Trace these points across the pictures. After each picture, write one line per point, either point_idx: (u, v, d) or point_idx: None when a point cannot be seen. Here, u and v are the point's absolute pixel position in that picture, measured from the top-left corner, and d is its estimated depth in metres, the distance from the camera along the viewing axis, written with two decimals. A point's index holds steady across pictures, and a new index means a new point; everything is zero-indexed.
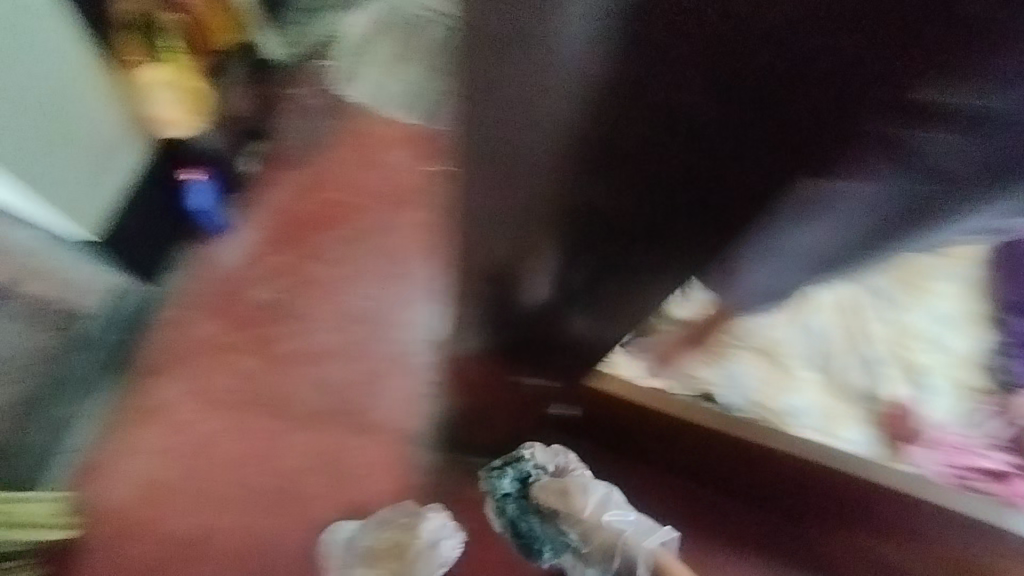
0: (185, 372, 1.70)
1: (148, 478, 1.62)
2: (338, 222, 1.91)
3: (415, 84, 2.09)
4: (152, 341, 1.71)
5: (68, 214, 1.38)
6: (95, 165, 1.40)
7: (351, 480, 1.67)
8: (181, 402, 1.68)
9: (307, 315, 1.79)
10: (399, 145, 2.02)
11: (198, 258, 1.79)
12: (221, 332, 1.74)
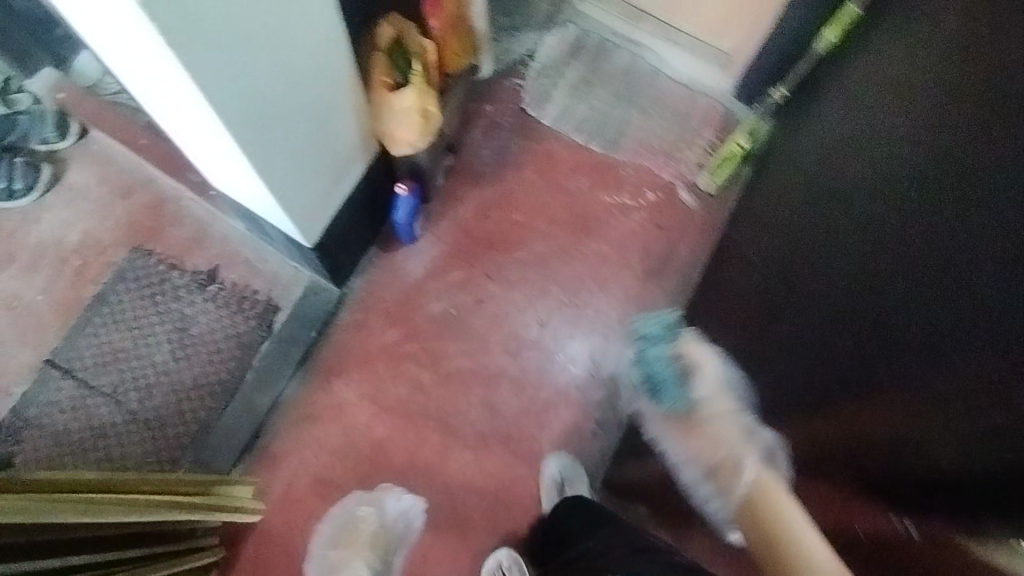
0: (361, 375, 1.76)
1: (321, 472, 1.69)
2: (516, 242, 1.91)
3: (599, 111, 2.08)
4: (334, 340, 1.78)
5: (298, 216, 1.44)
6: (328, 171, 1.44)
7: (509, 504, 1.67)
8: (356, 404, 1.73)
9: (482, 332, 1.81)
10: (579, 171, 2.00)
11: (383, 265, 1.84)
12: (397, 339, 1.78)
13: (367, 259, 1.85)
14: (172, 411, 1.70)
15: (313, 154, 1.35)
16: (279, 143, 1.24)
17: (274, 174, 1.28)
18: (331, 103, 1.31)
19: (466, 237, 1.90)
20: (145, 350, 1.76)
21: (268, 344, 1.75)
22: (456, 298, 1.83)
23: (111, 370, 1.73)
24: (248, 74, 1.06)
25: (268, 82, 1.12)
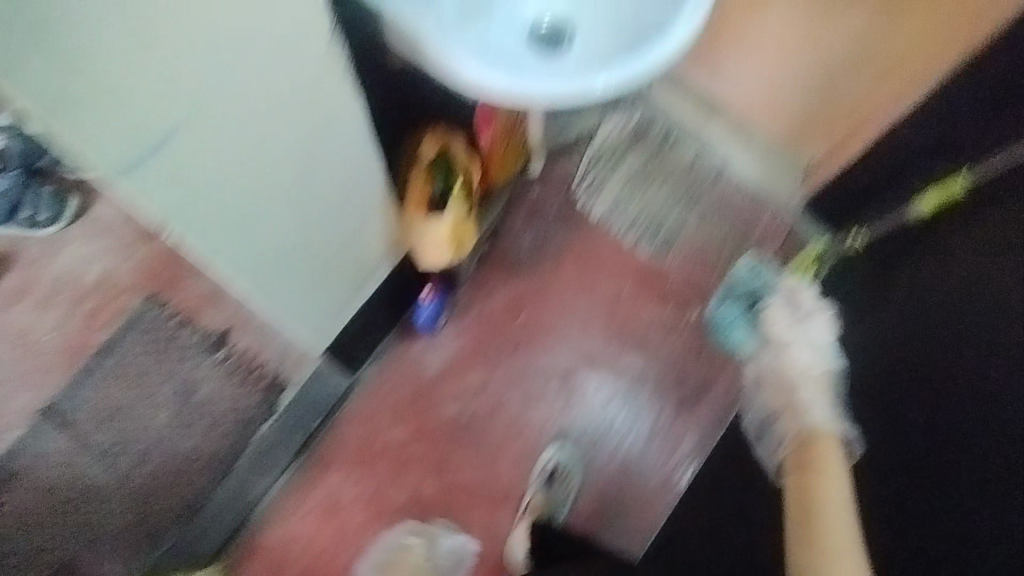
0: (360, 475, 1.66)
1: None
2: (543, 351, 1.78)
3: (655, 211, 1.90)
4: (339, 432, 1.69)
5: (308, 331, 1.34)
6: (348, 284, 1.35)
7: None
8: (350, 506, 1.65)
9: (492, 446, 1.71)
10: (621, 277, 1.86)
11: (399, 356, 1.74)
12: (403, 441, 1.69)
13: (384, 346, 1.73)
14: (164, 483, 1.64)
15: (327, 276, 1.25)
16: (287, 288, 1.18)
17: (282, 300, 1.19)
18: (349, 231, 1.20)
19: (491, 337, 1.78)
20: (144, 412, 1.68)
21: (267, 427, 1.65)
22: (470, 404, 1.73)
23: (109, 428, 1.67)
24: (252, 226, 0.98)
25: (276, 230, 1.04)
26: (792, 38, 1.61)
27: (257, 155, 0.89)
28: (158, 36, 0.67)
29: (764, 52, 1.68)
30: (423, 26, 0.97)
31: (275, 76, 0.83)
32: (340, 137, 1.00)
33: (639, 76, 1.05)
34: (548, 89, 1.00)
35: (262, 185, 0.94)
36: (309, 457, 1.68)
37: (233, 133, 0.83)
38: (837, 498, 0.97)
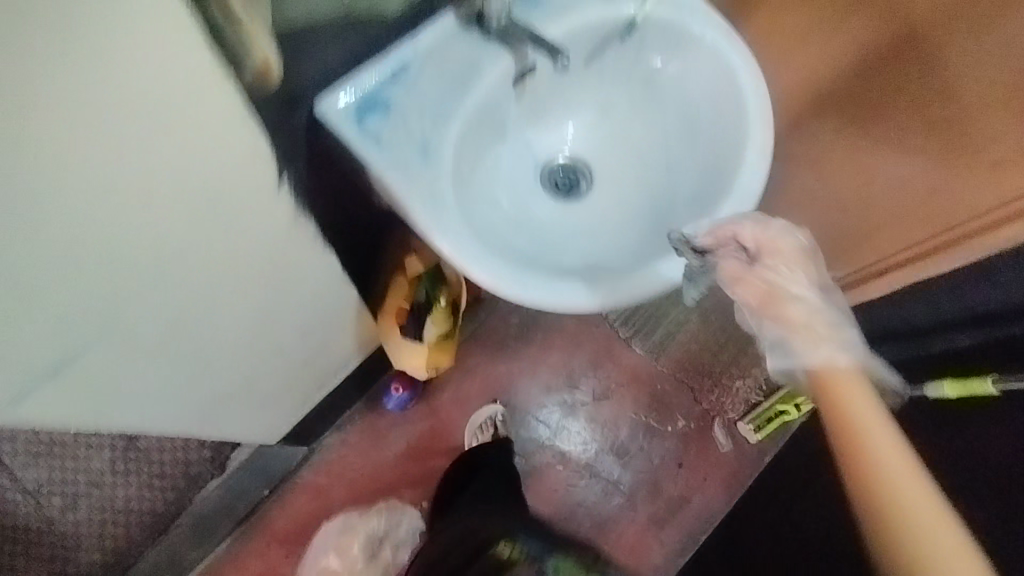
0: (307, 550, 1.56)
1: None
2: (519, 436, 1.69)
3: (660, 305, 1.78)
4: (287, 504, 1.58)
5: (265, 431, 1.23)
6: (312, 387, 1.23)
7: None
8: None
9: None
10: (611, 371, 1.73)
11: (366, 428, 1.63)
12: (355, 516, 1.57)
13: (351, 417, 1.64)
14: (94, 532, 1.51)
15: (292, 387, 1.14)
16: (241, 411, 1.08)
17: (235, 419, 1.08)
18: (312, 358, 1.10)
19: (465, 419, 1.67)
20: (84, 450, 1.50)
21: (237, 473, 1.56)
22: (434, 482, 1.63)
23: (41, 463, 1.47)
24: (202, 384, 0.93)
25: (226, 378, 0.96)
26: (868, 121, 1.11)
27: (192, 313, 0.78)
28: (44, 235, 0.55)
29: (835, 121, 1.18)
30: (423, 188, 0.76)
31: (210, 245, 0.71)
32: (301, 280, 0.88)
33: (653, 290, 0.84)
34: (549, 293, 0.78)
35: (199, 336, 0.83)
36: (259, 519, 1.60)
37: (157, 301, 0.72)
38: (863, 437, 0.74)
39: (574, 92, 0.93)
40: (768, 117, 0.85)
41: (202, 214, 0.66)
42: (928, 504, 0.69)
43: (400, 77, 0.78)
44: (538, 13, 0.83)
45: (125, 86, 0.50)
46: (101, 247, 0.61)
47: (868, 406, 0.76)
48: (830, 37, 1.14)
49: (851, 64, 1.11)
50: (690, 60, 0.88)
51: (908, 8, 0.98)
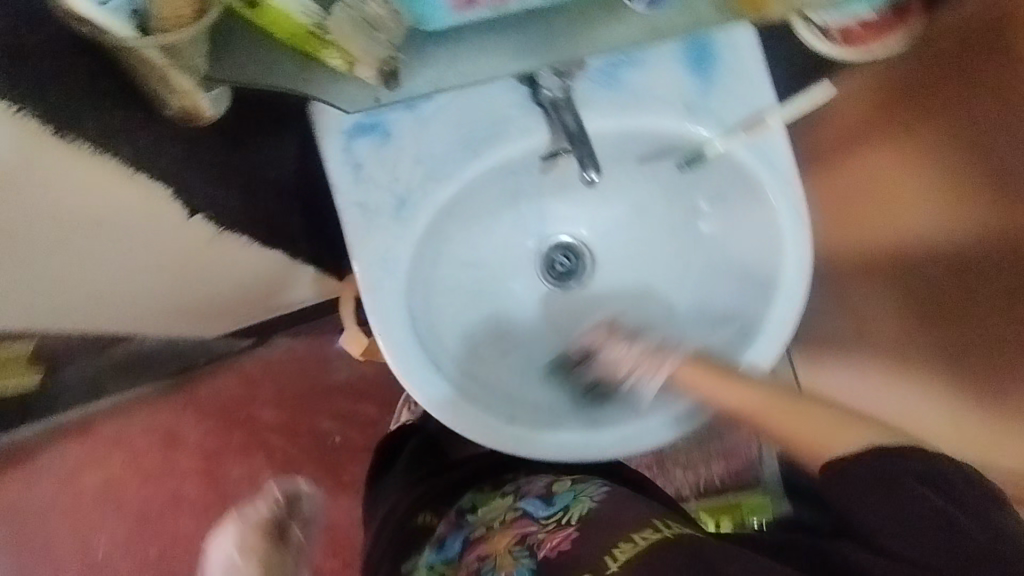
0: (204, 447, 1.41)
1: (91, 529, 1.38)
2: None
3: None
4: (201, 381, 1.42)
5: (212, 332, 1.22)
6: (261, 314, 1.18)
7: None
8: (181, 477, 1.40)
9: (346, 481, 1.42)
10: None
11: (294, 353, 1.43)
12: (274, 399, 1.42)
13: (282, 340, 1.44)
14: None
15: (227, 320, 1.11)
16: (179, 329, 1.06)
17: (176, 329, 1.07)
18: (257, 304, 1.04)
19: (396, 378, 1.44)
20: None
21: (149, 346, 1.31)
22: (350, 427, 1.43)
23: None
24: (124, 322, 0.88)
25: (152, 319, 0.92)
26: (933, 305, 0.75)
27: (100, 298, 0.72)
28: None
29: (885, 279, 0.83)
30: (377, 244, 0.66)
31: (109, 258, 0.64)
32: (236, 269, 0.80)
33: (574, 459, 0.70)
34: (448, 405, 0.67)
35: (113, 306, 0.77)
36: (153, 397, 1.42)
37: (56, 297, 0.66)
38: (712, 384, 0.64)
39: (612, 187, 0.79)
40: (791, 326, 0.72)
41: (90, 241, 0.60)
42: (771, 418, 0.61)
43: (415, 108, 0.67)
44: (604, 100, 0.70)
45: None
46: None
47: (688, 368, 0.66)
48: (858, 203, 0.85)
49: (885, 252, 0.82)
50: (745, 219, 0.75)
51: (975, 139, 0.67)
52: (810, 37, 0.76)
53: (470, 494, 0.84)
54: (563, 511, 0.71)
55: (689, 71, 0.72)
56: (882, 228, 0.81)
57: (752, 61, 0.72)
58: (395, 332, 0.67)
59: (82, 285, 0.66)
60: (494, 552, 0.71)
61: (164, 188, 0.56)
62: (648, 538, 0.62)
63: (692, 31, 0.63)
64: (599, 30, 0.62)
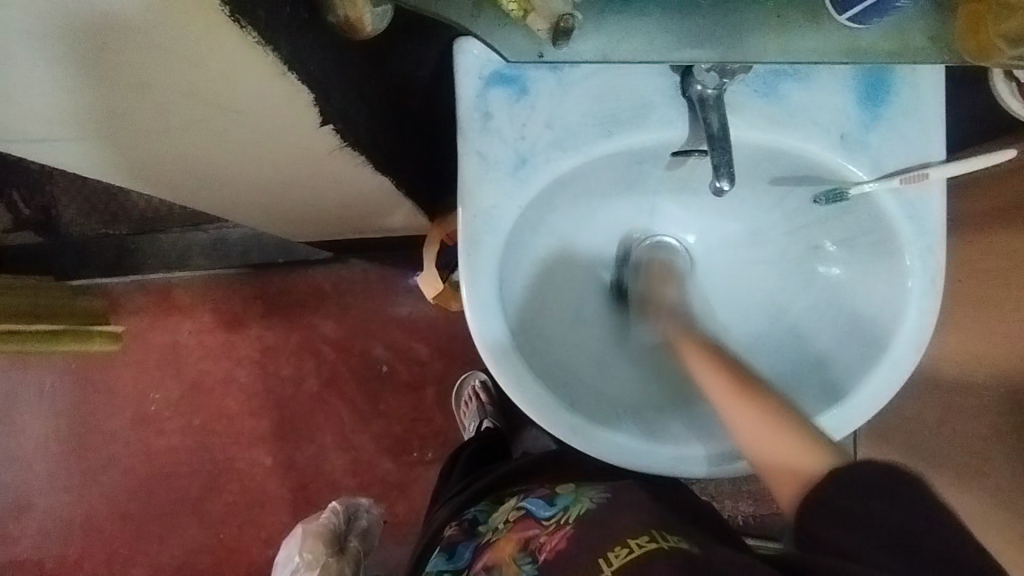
0: (263, 340, 1.47)
1: (149, 384, 1.48)
2: (472, 373, 1.44)
3: None
4: (275, 278, 1.48)
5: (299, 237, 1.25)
6: (348, 232, 1.21)
7: (247, 568, 1.43)
8: (237, 362, 1.47)
9: (383, 410, 1.45)
10: None
11: (366, 277, 1.47)
12: (336, 315, 1.47)
13: (358, 261, 1.48)
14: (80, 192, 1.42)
15: (319, 228, 1.12)
16: (272, 224, 1.08)
17: (270, 223, 1.08)
18: (349, 219, 1.05)
19: (453, 329, 1.45)
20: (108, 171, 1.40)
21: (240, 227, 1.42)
22: (398, 361, 1.45)
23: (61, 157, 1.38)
24: (223, 203, 0.89)
25: (247, 207, 0.93)
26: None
27: (206, 172, 0.71)
28: (55, 104, 0.51)
29: (998, 384, 0.79)
30: (485, 198, 0.65)
31: (238, 147, 0.63)
32: (343, 184, 0.79)
33: (621, 465, 0.66)
34: (517, 376, 0.65)
35: (222, 185, 0.77)
36: (227, 280, 1.49)
37: (170, 156, 0.65)
38: (718, 380, 0.64)
39: (731, 202, 0.74)
40: (885, 398, 0.66)
41: (232, 131, 0.58)
42: (754, 414, 0.61)
43: (560, 71, 0.65)
44: (756, 111, 0.66)
45: (117, 41, 0.42)
46: (131, 124, 0.55)
47: (714, 380, 0.64)
48: (1001, 310, 0.80)
49: (1007, 357, 0.78)
50: (869, 272, 0.70)
51: None
52: (1007, 94, 0.67)
53: (483, 502, 0.85)
54: (564, 511, 0.68)
55: (859, 101, 0.66)
56: (1010, 335, 0.78)
57: (930, 109, 0.66)
58: (482, 288, 0.65)
59: (199, 157, 0.65)
60: (500, 562, 0.67)
61: (315, 104, 0.55)
62: (674, 541, 0.57)
63: (899, 62, 0.59)
64: (795, 39, 0.59)
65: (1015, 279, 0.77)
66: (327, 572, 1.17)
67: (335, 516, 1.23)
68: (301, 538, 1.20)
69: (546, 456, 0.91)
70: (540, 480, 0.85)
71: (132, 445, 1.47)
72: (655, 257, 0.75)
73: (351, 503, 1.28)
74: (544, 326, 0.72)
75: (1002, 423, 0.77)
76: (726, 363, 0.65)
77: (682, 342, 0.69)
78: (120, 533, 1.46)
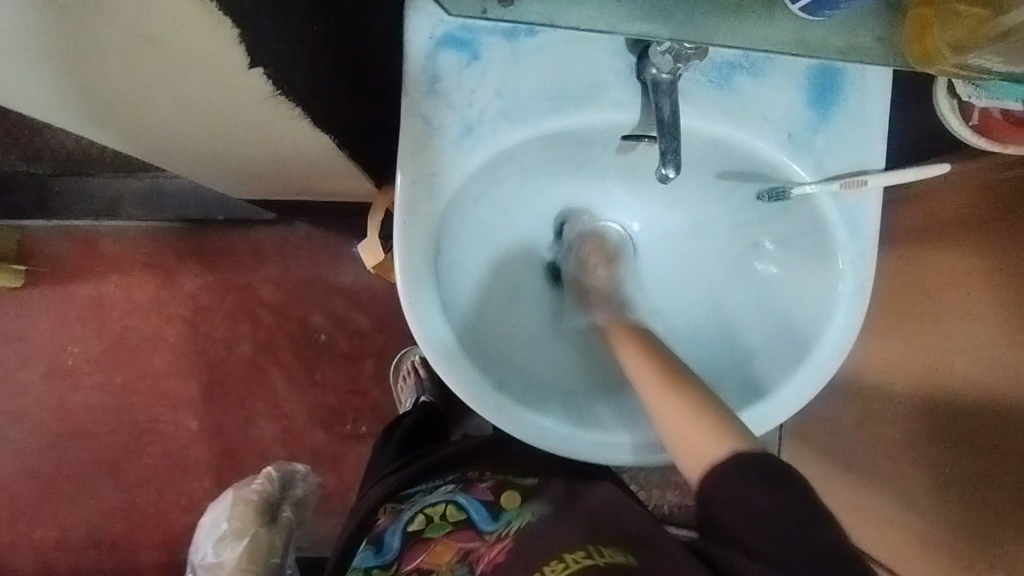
0: (196, 299, 1.40)
1: (68, 337, 1.40)
2: (412, 348, 1.41)
3: None
4: (211, 234, 1.41)
5: (240, 193, 1.19)
6: (292, 193, 1.16)
7: (163, 535, 1.37)
8: (166, 320, 1.40)
9: (317, 379, 1.40)
10: None
11: (310, 241, 1.41)
12: (275, 278, 1.41)
13: (302, 224, 1.42)
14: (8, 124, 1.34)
15: (262, 186, 1.06)
16: (210, 177, 1.02)
17: (206, 176, 1.02)
18: (295, 181, 1.00)
19: (396, 302, 1.41)
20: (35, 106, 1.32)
21: (177, 179, 1.35)
22: (337, 330, 1.41)
23: None
24: (159, 151, 0.84)
25: (184, 158, 0.88)
26: (956, 427, 0.73)
27: (127, 109, 0.66)
28: None
29: (914, 394, 0.81)
30: (427, 164, 0.63)
31: (161, 80, 0.59)
32: (283, 139, 0.75)
33: (546, 448, 0.66)
34: (446, 352, 0.63)
35: (152, 128, 0.73)
36: (161, 233, 1.41)
37: (95, 90, 0.61)
38: (646, 374, 0.61)
39: (680, 191, 0.73)
40: (807, 397, 0.68)
41: (157, 64, 0.55)
42: (672, 403, 0.58)
43: (515, 41, 0.63)
44: (708, 99, 0.65)
45: None
46: (46, 47, 0.51)
47: (634, 358, 0.63)
48: (919, 321, 0.83)
49: (923, 370, 0.80)
50: (804, 273, 0.70)
51: (1003, 255, 0.66)
52: (948, 111, 0.68)
53: (426, 488, 0.82)
54: (505, 525, 0.71)
55: (809, 101, 0.66)
56: (926, 345, 0.80)
57: (876, 116, 0.67)
58: (416, 260, 0.63)
59: (117, 91, 0.60)
60: (436, 567, 0.69)
61: (248, 42, 0.52)
62: (609, 556, 0.58)
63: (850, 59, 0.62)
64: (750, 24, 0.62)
65: (933, 291, 0.80)
66: (256, 540, 1.19)
67: (269, 484, 1.26)
68: (231, 504, 1.22)
69: (484, 443, 0.88)
70: (480, 466, 0.84)
71: (45, 401, 1.39)
72: (584, 268, 0.74)
73: (287, 470, 1.30)
74: (482, 304, 0.70)
75: (920, 431, 0.79)
76: (654, 359, 0.62)
77: (611, 327, 0.69)
78: (27, 491, 1.38)
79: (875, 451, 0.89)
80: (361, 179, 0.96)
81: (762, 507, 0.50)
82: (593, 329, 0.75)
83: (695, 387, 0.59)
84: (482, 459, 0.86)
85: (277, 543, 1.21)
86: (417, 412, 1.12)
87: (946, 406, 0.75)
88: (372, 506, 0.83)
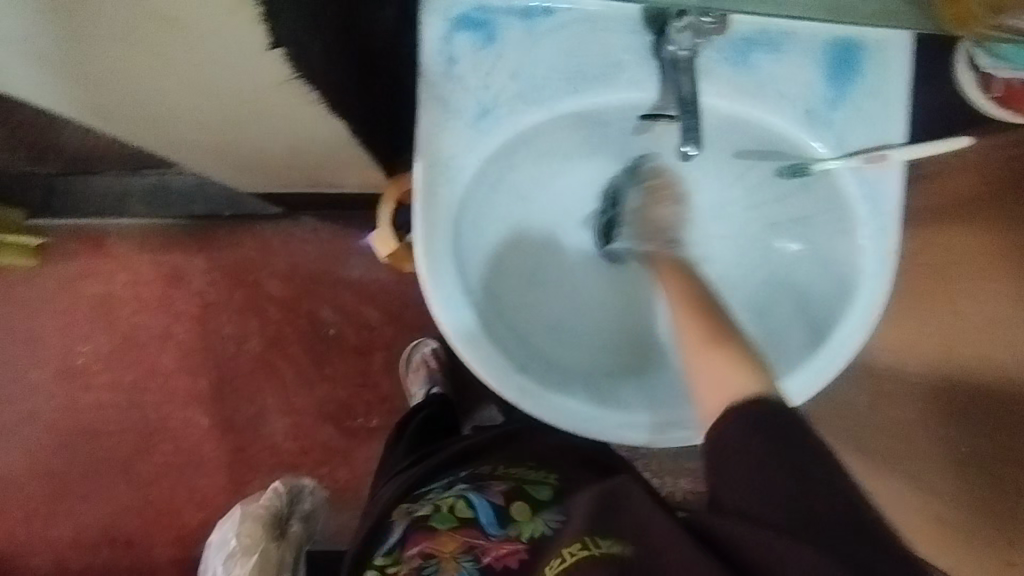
0: (204, 295, 1.40)
1: (77, 336, 1.39)
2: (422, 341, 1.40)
3: None
4: (218, 230, 1.40)
5: (247, 187, 1.18)
6: (301, 186, 1.15)
7: (176, 531, 1.37)
8: (174, 317, 1.40)
9: (327, 373, 1.40)
10: None
11: (317, 235, 1.41)
12: (283, 273, 1.40)
13: (309, 218, 1.41)
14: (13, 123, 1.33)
15: (272, 178, 1.05)
16: (219, 170, 1.02)
17: (215, 169, 1.01)
18: (306, 171, 0.99)
19: (405, 294, 1.41)
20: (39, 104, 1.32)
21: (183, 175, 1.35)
22: (346, 324, 1.40)
23: None
24: (169, 142, 0.84)
25: (193, 149, 0.88)
26: (975, 407, 0.72)
27: (139, 97, 0.66)
28: None
29: (931, 373, 0.81)
30: (445, 147, 0.62)
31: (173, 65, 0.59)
32: (295, 126, 0.75)
33: (571, 429, 0.65)
34: (469, 333, 0.63)
35: (163, 117, 0.72)
36: (167, 230, 1.40)
37: (108, 77, 0.60)
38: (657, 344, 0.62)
39: (698, 170, 0.73)
40: (832, 374, 0.67)
41: (173, 48, 0.54)
42: (715, 360, 0.57)
43: (532, 21, 0.62)
44: (727, 77, 0.64)
45: None
46: (62, 32, 0.51)
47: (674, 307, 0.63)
48: (934, 300, 0.82)
49: (939, 349, 0.80)
50: (825, 250, 0.70)
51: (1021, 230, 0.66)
52: (968, 82, 0.68)
53: (438, 486, 0.79)
54: (514, 530, 0.70)
55: (828, 76, 0.66)
56: (942, 324, 0.80)
57: (895, 90, 0.66)
58: (436, 243, 0.62)
59: (131, 78, 0.60)
60: (439, 555, 0.70)
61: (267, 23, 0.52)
62: (607, 546, 0.58)
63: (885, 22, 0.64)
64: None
65: (948, 269, 0.79)
66: (266, 555, 1.17)
67: (278, 499, 1.25)
68: (240, 519, 1.22)
69: (498, 438, 0.87)
70: (494, 463, 0.82)
71: (55, 400, 1.39)
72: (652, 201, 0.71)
73: (295, 484, 1.30)
74: (502, 287, 0.70)
75: (937, 409, 0.79)
76: (693, 293, 0.63)
77: (658, 262, 0.68)
78: (40, 491, 1.38)
79: (892, 432, 0.89)
80: (370, 167, 0.96)
81: (775, 477, 0.49)
82: (611, 313, 0.75)
83: (739, 345, 0.58)
84: (497, 455, 0.84)
85: (287, 557, 1.20)
86: (430, 405, 1.11)
87: (965, 382, 0.74)
88: (384, 505, 0.81)
